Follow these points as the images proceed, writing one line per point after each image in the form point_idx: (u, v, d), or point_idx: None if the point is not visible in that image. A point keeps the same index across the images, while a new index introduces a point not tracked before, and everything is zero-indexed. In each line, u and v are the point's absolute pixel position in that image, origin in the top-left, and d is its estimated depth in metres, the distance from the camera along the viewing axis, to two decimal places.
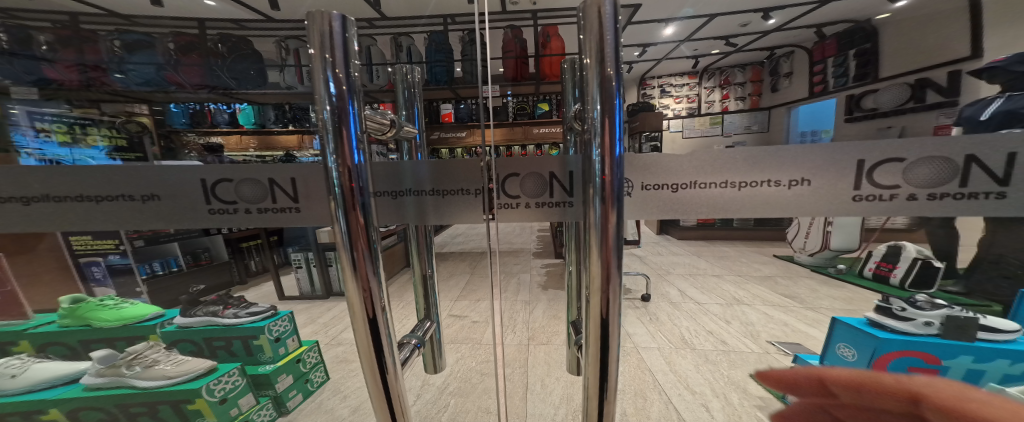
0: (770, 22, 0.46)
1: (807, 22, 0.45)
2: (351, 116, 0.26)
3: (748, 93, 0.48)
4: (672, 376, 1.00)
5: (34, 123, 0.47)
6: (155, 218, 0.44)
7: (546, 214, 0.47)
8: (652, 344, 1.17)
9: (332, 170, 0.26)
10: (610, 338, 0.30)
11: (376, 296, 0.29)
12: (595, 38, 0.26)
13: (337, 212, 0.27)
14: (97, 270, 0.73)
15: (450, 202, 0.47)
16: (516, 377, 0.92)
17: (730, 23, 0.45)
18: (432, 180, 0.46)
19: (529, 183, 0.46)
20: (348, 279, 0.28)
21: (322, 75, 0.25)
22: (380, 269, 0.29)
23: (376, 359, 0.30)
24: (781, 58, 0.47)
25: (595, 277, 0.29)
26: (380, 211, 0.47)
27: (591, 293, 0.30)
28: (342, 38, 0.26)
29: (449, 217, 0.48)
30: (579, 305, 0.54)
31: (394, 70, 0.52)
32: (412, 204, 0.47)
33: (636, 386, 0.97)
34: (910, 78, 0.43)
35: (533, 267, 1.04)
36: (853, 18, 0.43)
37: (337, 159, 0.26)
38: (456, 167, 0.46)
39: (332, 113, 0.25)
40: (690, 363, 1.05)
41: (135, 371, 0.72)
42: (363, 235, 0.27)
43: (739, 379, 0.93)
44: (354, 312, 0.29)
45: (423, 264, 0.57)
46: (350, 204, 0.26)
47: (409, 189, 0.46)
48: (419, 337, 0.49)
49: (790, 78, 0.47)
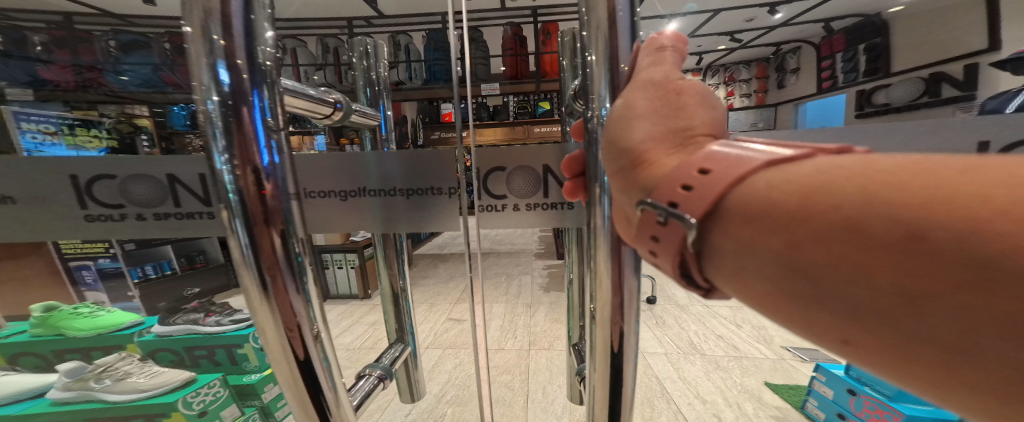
0: (776, 16, 0.46)
1: (814, 18, 0.45)
2: (257, 111, 0.18)
3: (753, 90, 0.48)
4: (681, 384, 0.98)
5: (20, 124, 0.44)
6: (12, 222, 0.45)
7: (541, 216, 0.47)
8: (659, 348, 1.15)
9: (219, 173, 0.17)
10: (623, 356, 0.29)
11: (307, 319, 0.22)
12: (604, 33, 0.24)
13: (235, 223, 0.18)
14: (86, 273, 0.65)
15: (416, 203, 0.45)
16: (517, 385, 0.90)
17: (736, 18, 0.47)
18: (388, 175, 0.44)
19: (518, 180, 0.46)
20: (268, 314, 0.20)
21: (202, 55, 0.16)
22: (308, 287, 0.22)
23: (317, 409, 0.23)
24: (788, 54, 0.49)
25: (602, 291, 0.28)
26: (342, 216, 0.46)
27: (598, 304, 0.28)
28: (247, 23, 0.17)
29: (408, 225, 0.46)
30: (580, 324, 0.52)
31: (365, 49, 0.46)
32: (378, 205, 0.45)
33: (644, 394, 0.94)
34: (921, 72, 0.42)
35: (535, 269, 1.03)
36: (863, 12, 0.43)
37: (233, 162, 0.17)
38: (422, 163, 0.43)
39: (220, 105, 0.17)
40: (699, 369, 1.04)
41: (105, 384, 0.72)
42: (275, 246, 0.19)
43: (753, 387, 0.96)
44: (276, 357, 0.21)
45: (399, 277, 0.55)
46: (257, 216, 0.18)
47: (354, 189, 0.45)
48: (384, 367, 0.45)
49: (796, 74, 0.48)
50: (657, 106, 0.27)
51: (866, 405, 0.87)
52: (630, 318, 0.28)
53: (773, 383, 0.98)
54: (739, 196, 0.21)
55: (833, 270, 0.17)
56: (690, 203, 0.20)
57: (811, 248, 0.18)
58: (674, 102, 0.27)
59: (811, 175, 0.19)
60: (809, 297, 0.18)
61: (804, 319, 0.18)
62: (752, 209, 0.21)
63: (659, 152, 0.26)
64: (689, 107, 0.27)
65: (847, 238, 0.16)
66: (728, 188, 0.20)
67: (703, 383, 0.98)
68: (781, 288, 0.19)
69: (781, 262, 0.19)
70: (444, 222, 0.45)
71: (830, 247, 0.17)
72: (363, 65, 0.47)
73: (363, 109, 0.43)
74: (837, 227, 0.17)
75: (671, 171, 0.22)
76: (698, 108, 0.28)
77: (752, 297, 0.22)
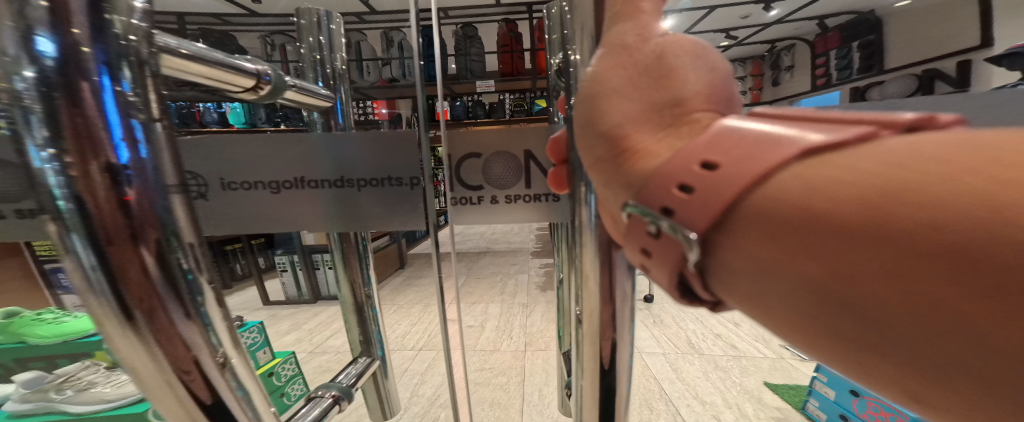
0: (771, 13, 0.46)
1: (807, 15, 0.46)
2: (108, 94, 0.12)
3: (749, 86, 0.46)
4: (679, 385, 0.98)
5: None
6: None
7: (524, 208, 0.46)
8: (657, 349, 1.15)
9: (44, 174, 0.11)
10: (611, 352, 0.31)
11: (209, 348, 0.16)
12: (588, 30, 0.26)
13: (69, 237, 0.12)
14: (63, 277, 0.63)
15: (366, 195, 0.44)
16: (514, 387, 0.90)
17: (732, 15, 0.45)
18: (338, 164, 0.43)
19: (497, 166, 0.44)
20: (126, 341, 0.14)
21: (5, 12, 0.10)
22: (202, 308, 0.16)
23: None
24: (782, 51, 0.47)
25: (590, 291, 0.30)
26: (298, 204, 0.44)
27: (588, 308, 0.31)
28: None
29: (358, 223, 0.45)
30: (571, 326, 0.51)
31: (316, 39, 0.41)
32: (336, 194, 0.44)
33: (642, 395, 0.94)
34: (916, 70, 0.42)
35: (532, 269, 1.02)
36: (855, 10, 0.45)
37: (64, 158, 0.11)
38: (374, 151, 0.42)
39: (32, 83, 0.10)
40: (698, 370, 1.04)
41: (65, 395, 0.72)
42: (145, 268, 0.13)
43: (753, 387, 0.97)
44: (155, 398, 0.15)
45: (358, 274, 0.51)
46: (105, 234, 0.12)
47: (295, 180, 0.43)
48: (341, 387, 0.41)
49: (791, 71, 0.46)
50: (635, 76, 0.27)
51: (870, 406, 0.86)
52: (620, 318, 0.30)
53: (774, 383, 1.00)
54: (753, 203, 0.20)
55: (868, 299, 0.15)
56: (691, 207, 0.20)
57: (846, 274, 0.16)
58: (655, 71, 0.27)
59: (842, 156, 0.18)
60: (835, 325, 0.16)
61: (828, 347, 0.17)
62: (771, 218, 0.19)
63: (640, 128, 0.26)
64: (669, 77, 0.27)
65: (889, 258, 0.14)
66: (745, 190, 0.20)
67: (702, 384, 0.98)
68: (804, 312, 0.18)
69: (807, 287, 0.17)
70: (399, 218, 0.44)
71: (869, 273, 0.15)
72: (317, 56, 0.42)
73: (307, 85, 0.37)
74: (894, 256, 0.14)
75: (672, 170, 0.22)
76: (680, 77, 0.28)
77: (772, 317, 0.20)
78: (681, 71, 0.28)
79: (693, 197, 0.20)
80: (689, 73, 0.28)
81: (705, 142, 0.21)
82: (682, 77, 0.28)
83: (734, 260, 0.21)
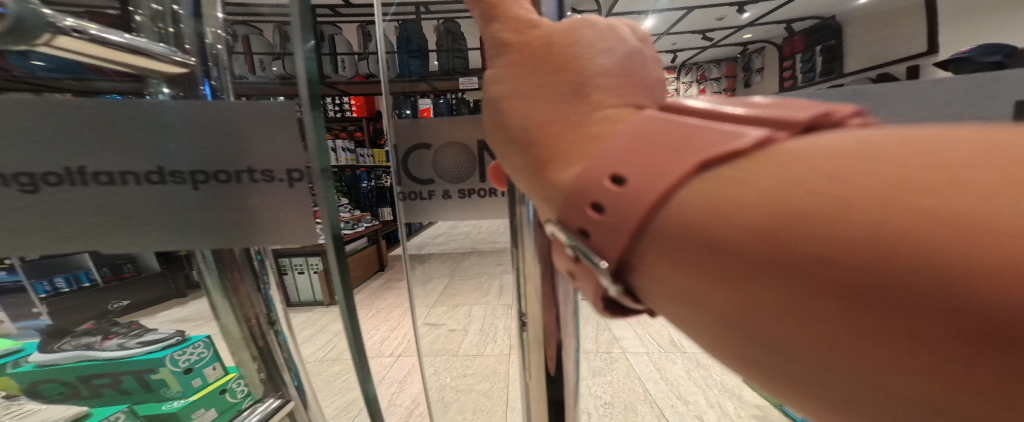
0: (744, 15, 0.50)
1: (777, 18, 0.49)
2: None
3: (723, 88, 0.51)
4: (663, 385, 1.00)
5: None
6: None
7: (475, 201, 0.47)
8: (642, 348, 1.18)
9: None
10: (549, 343, 0.38)
11: None
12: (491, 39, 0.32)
13: None
14: None
15: (232, 201, 0.34)
16: (497, 394, 0.89)
17: (707, 17, 0.49)
18: (178, 151, 0.31)
19: (446, 158, 0.45)
20: None
21: None
22: None
23: None
24: (753, 54, 0.51)
25: (532, 293, 0.37)
26: (136, 209, 0.32)
27: (534, 312, 0.38)
28: None
29: (219, 237, 0.34)
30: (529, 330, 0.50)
31: (163, 7, 0.30)
32: (181, 198, 0.32)
33: (626, 398, 0.96)
34: (870, 74, 0.40)
35: None
36: (819, 15, 0.46)
37: None
38: (243, 137, 0.32)
39: None
40: (680, 369, 1.07)
41: None
42: None
43: (734, 385, 0.99)
44: None
45: (254, 306, 0.39)
46: None
47: (64, 173, 0.29)
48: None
49: (761, 73, 0.48)
50: (532, 68, 0.30)
51: None
52: (563, 323, 0.38)
53: None
54: (666, 225, 0.18)
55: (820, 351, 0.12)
56: (604, 225, 0.20)
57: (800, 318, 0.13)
58: (556, 47, 0.30)
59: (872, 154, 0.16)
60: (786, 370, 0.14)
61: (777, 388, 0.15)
62: (711, 242, 0.16)
63: (546, 114, 0.29)
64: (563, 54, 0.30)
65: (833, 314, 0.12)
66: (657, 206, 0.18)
67: (685, 383, 1.00)
68: (749, 354, 0.15)
69: (751, 326, 0.15)
70: (277, 235, 0.35)
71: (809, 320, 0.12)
72: (170, 27, 0.31)
73: (110, 32, 0.25)
74: (801, 293, 0.12)
75: (586, 184, 0.22)
76: (577, 50, 0.30)
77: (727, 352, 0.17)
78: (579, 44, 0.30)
79: (606, 220, 0.20)
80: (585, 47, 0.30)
81: (617, 156, 0.21)
82: (576, 48, 0.30)
83: (665, 297, 0.19)
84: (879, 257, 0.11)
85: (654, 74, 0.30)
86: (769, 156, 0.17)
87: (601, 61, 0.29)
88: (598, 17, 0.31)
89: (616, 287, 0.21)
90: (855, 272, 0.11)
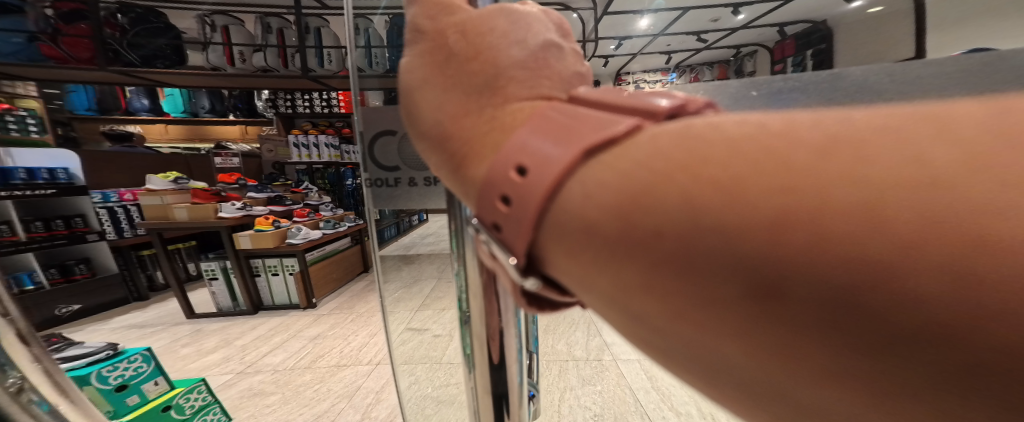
0: (739, 17, 0.48)
1: (771, 21, 0.47)
2: None
3: None
4: (654, 394, 0.99)
5: None
6: None
7: (438, 192, 0.44)
8: (632, 355, 1.18)
9: None
10: (491, 338, 0.37)
11: None
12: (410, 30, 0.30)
13: None
14: None
15: None
16: None
17: (702, 18, 0.47)
18: None
19: (407, 148, 0.42)
20: None
21: None
22: None
23: None
24: (746, 57, 0.51)
25: (474, 283, 0.36)
26: None
27: (475, 301, 0.37)
28: None
29: None
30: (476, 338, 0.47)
31: None
32: None
33: (616, 409, 0.95)
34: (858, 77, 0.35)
35: None
36: (810, 19, 0.44)
37: None
38: None
39: None
40: (671, 377, 1.06)
41: None
42: None
43: None
44: None
45: None
46: None
47: None
48: None
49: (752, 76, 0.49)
50: (442, 60, 0.28)
51: None
52: (504, 312, 0.36)
53: None
54: (574, 218, 0.17)
55: (726, 336, 0.13)
56: (514, 221, 0.18)
57: (719, 312, 0.13)
58: (466, 30, 0.28)
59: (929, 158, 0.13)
60: (689, 348, 0.15)
61: (672, 358, 0.17)
62: (615, 233, 0.16)
63: (463, 103, 0.27)
64: (472, 38, 0.28)
65: (747, 308, 0.13)
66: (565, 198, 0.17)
67: (676, 393, 0.98)
68: (658, 335, 0.16)
69: (666, 317, 0.15)
70: None
71: (725, 313, 0.13)
72: None
73: None
74: (721, 289, 0.13)
75: (491, 178, 0.19)
76: (484, 33, 0.28)
77: (627, 328, 0.18)
78: (483, 24, 0.28)
79: (512, 214, 0.18)
80: (488, 27, 0.28)
81: (516, 144, 0.18)
82: (480, 29, 0.28)
83: (576, 285, 0.19)
84: (700, 223, 0.14)
85: (567, 68, 0.29)
86: (636, 145, 0.17)
87: (511, 47, 0.27)
88: (513, 7, 0.29)
89: (534, 280, 0.19)
90: (722, 253, 0.13)
